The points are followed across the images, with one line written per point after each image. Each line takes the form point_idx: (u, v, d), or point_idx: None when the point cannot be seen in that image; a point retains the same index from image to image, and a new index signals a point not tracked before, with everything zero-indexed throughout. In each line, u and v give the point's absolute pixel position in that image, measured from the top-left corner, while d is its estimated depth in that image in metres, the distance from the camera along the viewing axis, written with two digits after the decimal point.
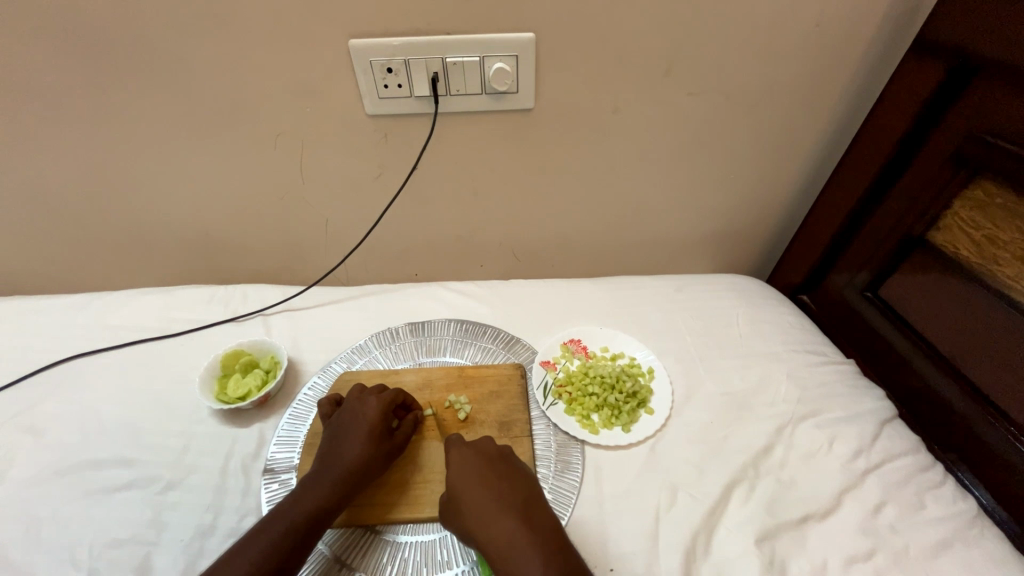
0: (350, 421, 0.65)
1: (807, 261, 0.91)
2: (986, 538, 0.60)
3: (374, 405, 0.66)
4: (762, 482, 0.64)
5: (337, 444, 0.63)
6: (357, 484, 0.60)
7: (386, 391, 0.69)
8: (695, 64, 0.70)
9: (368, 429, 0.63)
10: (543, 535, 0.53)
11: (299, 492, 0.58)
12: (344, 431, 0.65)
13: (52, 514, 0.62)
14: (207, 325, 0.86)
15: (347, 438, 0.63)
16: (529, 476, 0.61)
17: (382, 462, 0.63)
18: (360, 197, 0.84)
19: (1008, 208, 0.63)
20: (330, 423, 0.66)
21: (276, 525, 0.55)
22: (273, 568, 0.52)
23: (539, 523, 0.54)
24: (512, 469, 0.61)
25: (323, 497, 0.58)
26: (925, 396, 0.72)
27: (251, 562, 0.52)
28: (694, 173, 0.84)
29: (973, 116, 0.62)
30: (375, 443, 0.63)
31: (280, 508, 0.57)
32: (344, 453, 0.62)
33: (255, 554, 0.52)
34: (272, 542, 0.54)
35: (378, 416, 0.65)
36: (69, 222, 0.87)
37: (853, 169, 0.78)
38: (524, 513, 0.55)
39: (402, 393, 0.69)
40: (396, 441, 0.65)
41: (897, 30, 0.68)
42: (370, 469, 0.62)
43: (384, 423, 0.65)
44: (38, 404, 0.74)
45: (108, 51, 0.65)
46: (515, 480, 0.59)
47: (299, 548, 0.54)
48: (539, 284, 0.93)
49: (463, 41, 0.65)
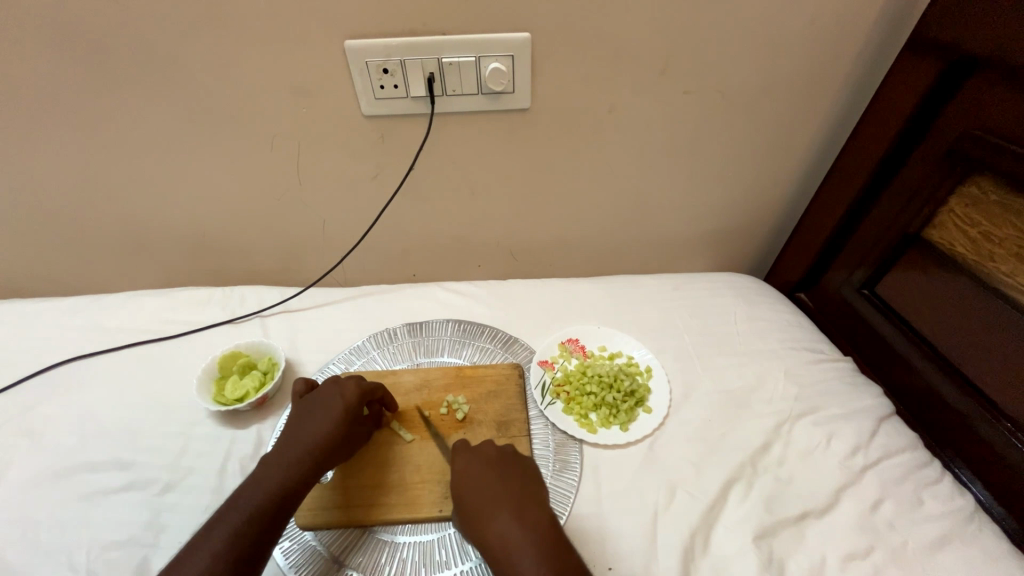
0: (323, 400, 0.64)
1: (804, 259, 0.91)
2: (983, 534, 0.60)
3: (352, 388, 0.64)
4: (759, 480, 0.65)
5: (304, 423, 0.62)
6: (321, 466, 0.60)
7: (366, 380, 0.67)
8: (690, 63, 0.70)
9: (341, 411, 0.62)
10: (537, 531, 0.53)
11: (263, 474, 0.57)
12: (310, 410, 0.63)
13: (49, 516, 0.62)
14: (204, 327, 0.86)
15: (317, 418, 0.62)
16: (531, 473, 0.60)
17: (346, 445, 0.63)
18: (357, 198, 0.84)
19: (1003, 205, 0.63)
20: (302, 404, 0.65)
21: (239, 511, 0.54)
22: (235, 558, 0.51)
23: (533, 521, 0.54)
24: (512, 467, 0.60)
25: (288, 479, 0.57)
26: (921, 392, 0.72)
27: (210, 555, 0.51)
28: (691, 171, 0.84)
29: (968, 112, 0.62)
30: (342, 426, 0.62)
31: (241, 491, 0.56)
32: (311, 433, 0.61)
33: (217, 546, 0.51)
34: (234, 531, 0.53)
35: (355, 398, 0.64)
36: (65, 224, 0.87)
37: (849, 167, 0.79)
38: (521, 510, 0.55)
39: (380, 388, 0.67)
40: (361, 427, 0.65)
41: (892, 28, 0.68)
42: (334, 452, 0.61)
43: (356, 407, 0.64)
44: (34, 406, 0.74)
45: (102, 52, 0.65)
46: (514, 478, 0.59)
47: (263, 535, 0.54)
48: (536, 284, 0.93)
49: (458, 41, 0.65)
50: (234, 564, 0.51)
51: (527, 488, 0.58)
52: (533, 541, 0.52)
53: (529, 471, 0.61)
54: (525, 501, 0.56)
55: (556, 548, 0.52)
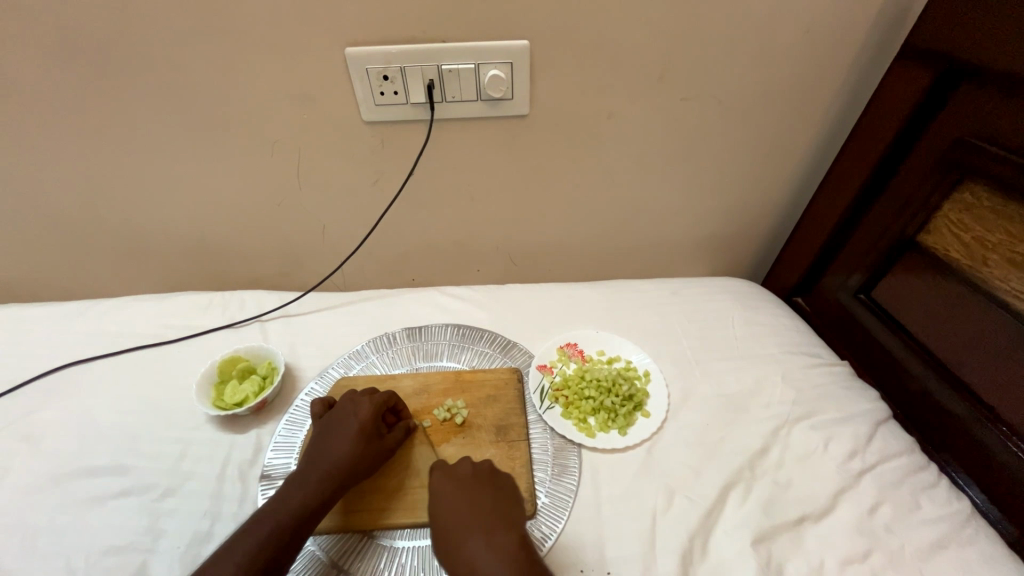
0: (342, 419, 0.65)
1: (801, 263, 0.92)
2: (980, 538, 0.60)
3: (367, 406, 0.66)
4: (757, 485, 0.65)
5: (325, 443, 0.63)
6: (344, 483, 0.61)
7: (379, 393, 0.69)
8: (686, 71, 0.71)
9: (358, 429, 0.64)
10: (506, 553, 0.51)
11: (285, 493, 0.58)
12: (331, 430, 0.64)
13: (47, 521, 0.62)
14: (203, 331, 0.86)
15: (335, 437, 0.63)
16: (502, 491, 0.59)
17: (369, 461, 0.63)
18: (357, 203, 0.85)
19: (997, 211, 0.64)
20: (323, 423, 0.66)
21: (261, 527, 0.55)
22: (258, 569, 0.52)
23: (503, 543, 0.52)
24: (486, 484, 0.59)
25: (308, 497, 0.58)
26: (919, 398, 0.73)
27: (235, 564, 0.52)
28: (688, 177, 0.85)
29: (962, 119, 0.63)
30: (364, 443, 0.63)
31: (265, 508, 0.57)
32: (332, 451, 0.62)
33: (240, 558, 0.53)
34: (256, 543, 0.54)
35: (370, 415, 0.65)
36: (64, 228, 0.87)
37: (845, 173, 0.79)
38: (491, 531, 0.53)
39: (393, 397, 0.69)
40: (384, 443, 0.64)
41: (886, 35, 0.69)
42: (357, 470, 0.62)
43: (376, 424, 0.65)
44: (33, 412, 0.74)
45: (104, 58, 0.66)
46: (488, 498, 0.57)
47: (285, 549, 0.55)
48: (535, 288, 0.93)
49: (457, 48, 0.66)
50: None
51: (497, 507, 0.56)
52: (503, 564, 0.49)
53: (501, 484, 0.59)
54: (496, 522, 0.54)
55: (525, 571, 0.49)
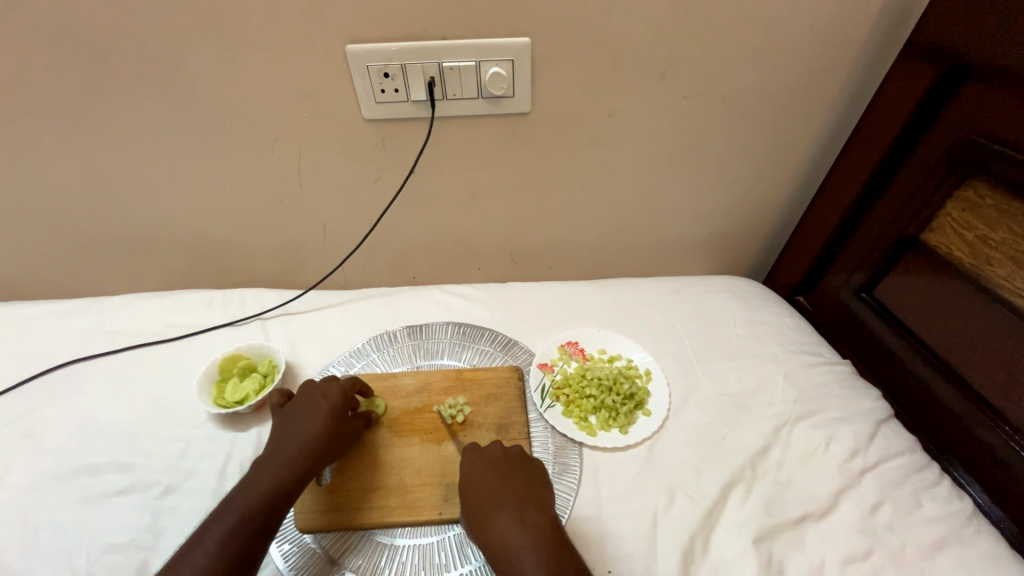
0: (308, 402, 0.65)
1: (803, 261, 0.92)
2: (982, 537, 0.60)
3: (336, 389, 0.66)
4: (759, 484, 0.65)
5: (294, 424, 0.63)
6: (317, 462, 0.61)
7: (344, 379, 0.69)
8: (688, 68, 0.71)
9: (326, 409, 0.64)
10: (538, 532, 0.53)
11: (255, 475, 0.58)
12: (299, 412, 0.64)
13: (48, 519, 0.62)
14: (204, 329, 0.86)
15: (303, 417, 0.63)
16: (534, 475, 0.60)
17: (337, 442, 0.63)
18: (357, 201, 0.85)
19: (1001, 209, 0.64)
20: (288, 408, 0.65)
21: (231, 513, 0.54)
22: (233, 558, 0.52)
23: (535, 522, 0.53)
24: (525, 471, 0.60)
25: (281, 478, 0.58)
26: (921, 397, 0.72)
27: (220, 555, 0.51)
28: (689, 174, 0.85)
29: (966, 117, 0.63)
30: (333, 422, 0.63)
31: (232, 494, 0.56)
32: (300, 432, 0.62)
33: (212, 547, 0.52)
34: (227, 531, 0.53)
35: (339, 396, 0.65)
36: (64, 226, 0.87)
37: (848, 171, 0.79)
38: (523, 509, 0.55)
39: (357, 381, 0.69)
40: (349, 425, 0.65)
41: (890, 31, 0.69)
42: (327, 450, 0.62)
43: (344, 406, 0.65)
44: (33, 409, 0.74)
45: (103, 55, 0.66)
46: (518, 478, 0.59)
47: (259, 534, 0.54)
48: (535, 287, 0.93)
49: (458, 46, 0.65)
50: (228, 564, 0.51)
51: (531, 491, 0.57)
52: (535, 543, 0.51)
53: (532, 470, 0.60)
54: (528, 503, 0.55)
55: (558, 548, 0.51)
